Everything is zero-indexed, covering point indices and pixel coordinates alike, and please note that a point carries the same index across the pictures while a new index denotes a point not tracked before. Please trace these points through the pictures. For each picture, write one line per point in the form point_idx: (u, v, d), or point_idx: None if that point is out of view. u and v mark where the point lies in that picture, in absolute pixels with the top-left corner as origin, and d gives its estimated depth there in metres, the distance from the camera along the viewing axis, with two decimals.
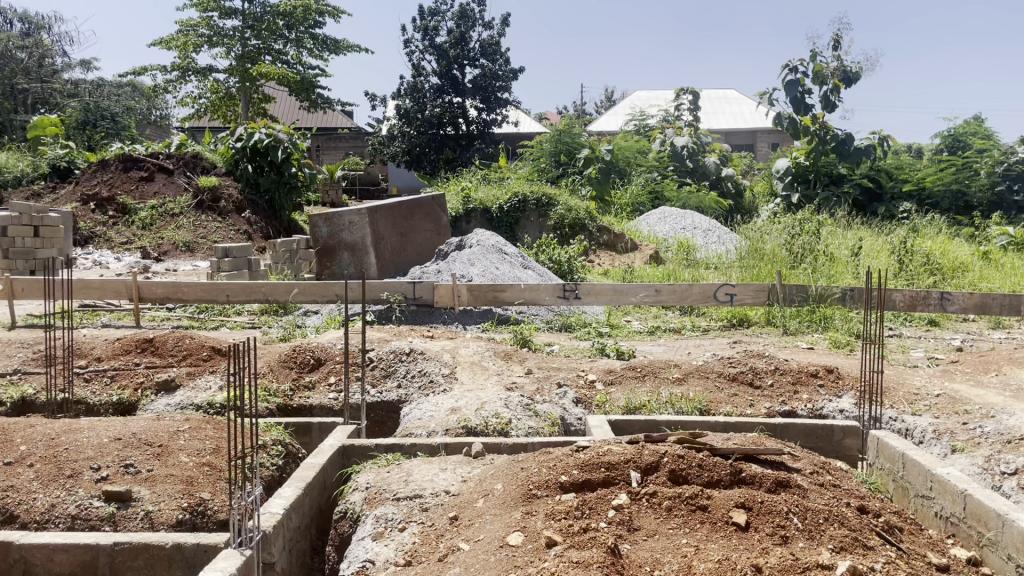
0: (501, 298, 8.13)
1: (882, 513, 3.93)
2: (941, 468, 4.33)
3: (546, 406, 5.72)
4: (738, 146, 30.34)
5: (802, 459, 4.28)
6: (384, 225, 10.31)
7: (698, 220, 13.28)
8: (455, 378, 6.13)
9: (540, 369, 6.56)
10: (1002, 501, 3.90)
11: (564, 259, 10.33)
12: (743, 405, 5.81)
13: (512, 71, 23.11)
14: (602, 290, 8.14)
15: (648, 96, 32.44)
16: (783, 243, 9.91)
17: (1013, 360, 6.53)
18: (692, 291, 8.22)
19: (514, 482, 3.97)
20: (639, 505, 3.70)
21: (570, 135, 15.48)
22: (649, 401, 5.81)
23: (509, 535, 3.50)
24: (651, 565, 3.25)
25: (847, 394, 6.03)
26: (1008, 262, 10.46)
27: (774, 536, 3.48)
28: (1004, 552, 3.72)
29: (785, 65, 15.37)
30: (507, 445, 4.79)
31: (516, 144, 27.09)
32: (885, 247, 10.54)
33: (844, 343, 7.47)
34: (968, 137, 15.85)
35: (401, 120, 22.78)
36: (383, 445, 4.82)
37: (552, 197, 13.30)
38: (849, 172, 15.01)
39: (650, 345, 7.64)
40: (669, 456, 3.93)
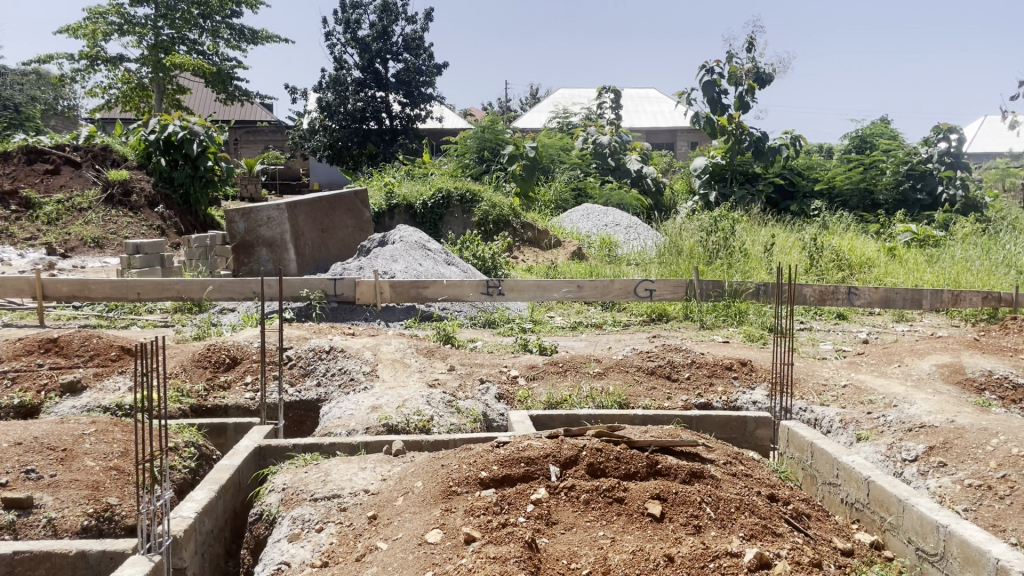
0: (424, 294, 8.09)
1: (791, 501, 4.08)
2: (847, 456, 4.51)
3: (469, 401, 5.71)
4: (659, 144, 30.86)
5: (716, 450, 4.39)
6: (304, 221, 10.11)
7: (620, 217, 13.47)
8: (376, 376, 6.06)
9: (462, 365, 6.54)
10: (903, 487, 4.08)
11: (487, 255, 10.35)
12: (661, 398, 5.94)
13: (435, 67, 22.97)
14: (525, 286, 8.14)
15: (571, 94, 32.76)
16: (700, 240, 10.15)
17: (914, 352, 6.85)
18: (613, 286, 8.34)
19: (434, 479, 3.96)
20: (557, 499, 3.74)
21: (493, 131, 15.42)
22: (570, 395, 5.87)
23: (427, 533, 3.48)
24: (568, 558, 3.29)
25: (760, 386, 6.21)
26: (911, 257, 10.91)
27: (687, 526, 3.56)
28: (904, 536, 3.90)
29: (702, 65, 15.69)
30: (429, 442, 4.77)
31: (440, 139, 26.98)
32: (797, 245, 10.87)
33: (757, 337, 7.71)
34: (874, 138, 16.45)
35: (322, 113, 22.41)
36: (301, 445, 4.73)
37: (475, 193, 13.30)
38: (764, 171, 15.50)
39: (571, 340, 7.74)
40: (588, 449, 3.99)
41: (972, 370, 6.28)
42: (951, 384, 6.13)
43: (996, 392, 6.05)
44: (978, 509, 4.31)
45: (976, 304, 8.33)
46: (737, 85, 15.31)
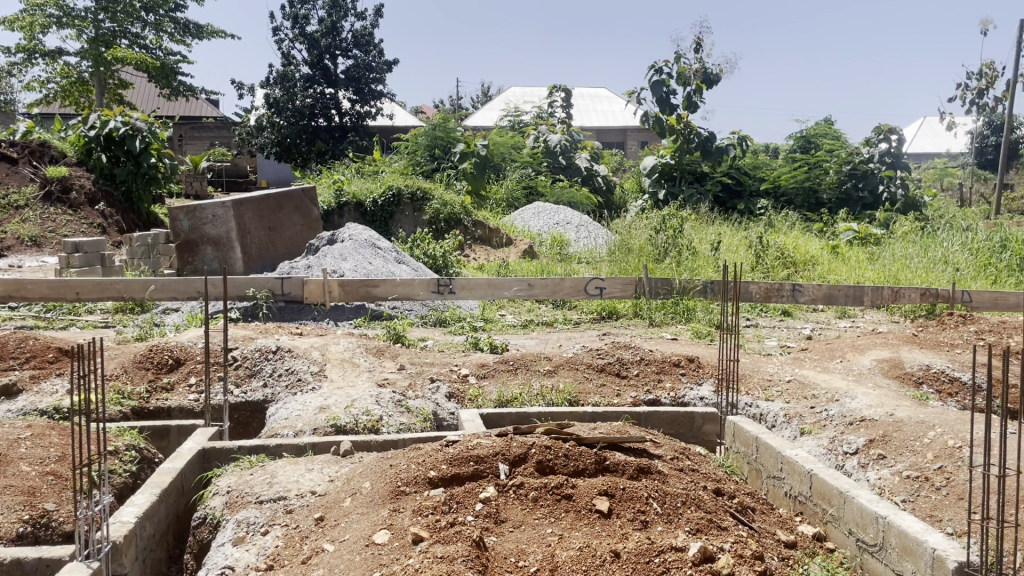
0: (374, 293, 8.00)
1: (735, 495, 4.15)
2: (790, 450, 4.60)
3: (419, 401, 5.67)
4: (609, 143, 31.14)
5: (663, 446, 4.45)
6: (251, 218, 9.95)
7: (570, 215, 13.54)
8: (324, 377, 5.98)
9: (412, 365, 6.50)
10: (843, 480, 4.18)
11: (438, 253, 10.32)
12: (610, 395, 5.99)
13: (386, 63, 22.78)
14: (476, 285, 8.12)
15: (522, 92, 32.84)
16: (649, 238, 10.27)
17: (855, 347, 7.03)
18: (564, 284, 8.37)
19: (382, 479, 3.93)
20: (506, 496, 3.74)
21: (444, 129, 15.36)
22: (520, 394, 5.88)
23: (375, 534, 3.45)
24: (515, 557, 3.29)
25: (706, 381, 6.30)
26: (854, 255, 11.18)
27: (634, 522, 3.60)
28: (845, 527, 4.00)
29: (651, 65, 15.83)
30: (378, 442, 4.73)
31: (390, 137, 26.80)
32: (743, 242, 11.06)
33: (705, 334, 7.84)
34: (818, 138, 16.80)
35: (270, 109, 22.10)
36: (246, 447, 4.65)
37: (426, 191, 13.23)
38: (712, 170, 15.73)
39: (522, 339, 7.74)
40: (537, 446, 4.00)
41: (910, 364, 6.47)
42: (891, 378, 6.29)
43: (933, 385, 6.23)
44: (916, 500, 4.44)
45: (915, 301, 8.57)
46: (685, 85, 15.51)
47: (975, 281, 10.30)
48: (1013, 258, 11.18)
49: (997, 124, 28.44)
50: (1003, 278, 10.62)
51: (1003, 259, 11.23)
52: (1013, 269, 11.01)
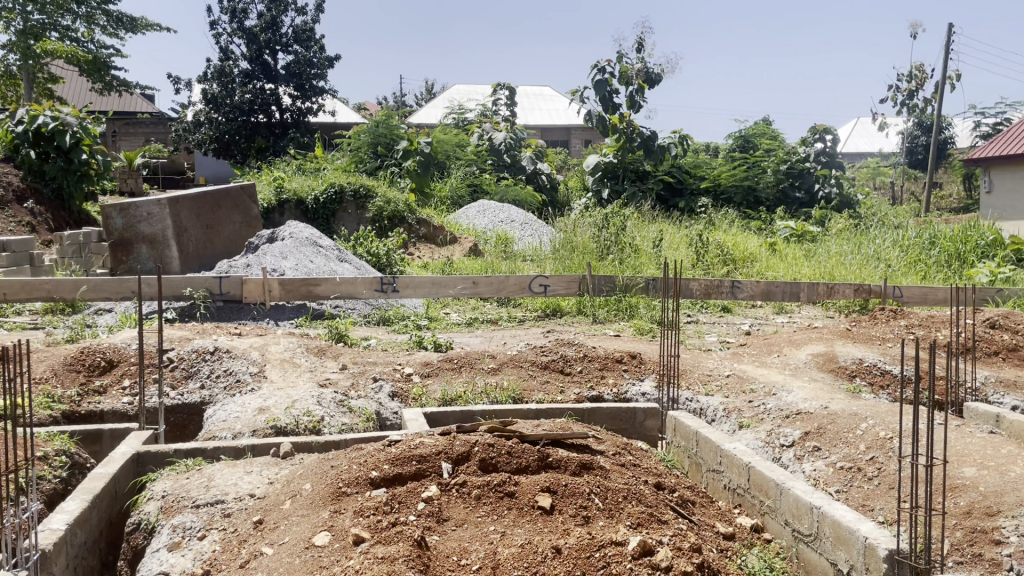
0: (316, 292, 7.89)
1: (676, 489, 4.22)
2: (729, 444, 4.68)
3: (361, 401, 5.62)
4: (553, 142, 31.30)
5: (605, 442, 4.50)
6: (187, 215, 9.74)
7: (514, 213, 13.56)
8: (264, 377, 5.87)
9: (355, 364, 6.43)
10: (779, 471, 4.28)
11: (381, 252, 10.24)
12: (554, 392, 6.02)
13: (327, 59, 22.48)
14: (420, 283, 8.06)
15: (467, 90, 32.80)
16: (593, 235, 10.35)
17: (792, 342, 7.21)
18: (508, 282, 8.36)
19: (324, 481, 3.88)
20: (448, 495, 3.73)
21: (387, 126, 15.21)
22: (464, 392, 5.87)
23: (315, 535, 3.41)
24: (458, 555, 3.28)
25: (648, 377, 6.38)
26: (790, 252, 11.44)
27: (576, 517, 3.62)
28: (781, 518, 4.09)
29: (593, 64, 15.93)
30: (319, 443, 4.67)
31: (332, 134, 26.47)
32: (684, 239, 11.23)
33: (647, 330, 7.94)
34: (757, 138, 17.16)
35: (207, 105, 21.66)
36: (182, 450, 4.54)
37: (369, 188, 13.09)
38: (654, 168, 15.91)
39: (467, 337, 7.72)
40: (479, 445, 4.00)
41: (844, 358, 6.64)
42: (825, 372, 6.46)
43: (866, 378, 6.42)
44: (849, 490, 4.58)
45: (850, 296, 8.78)
46: (627, 85, 15.65)
47: (906, 276, 10.65)
48: (941, 254, 11.58)
49: (926, 124, 29.48)
50: (932, 274, 10.98)
51: (932, 255, 11.62)
52: (941, 265, 11.41)
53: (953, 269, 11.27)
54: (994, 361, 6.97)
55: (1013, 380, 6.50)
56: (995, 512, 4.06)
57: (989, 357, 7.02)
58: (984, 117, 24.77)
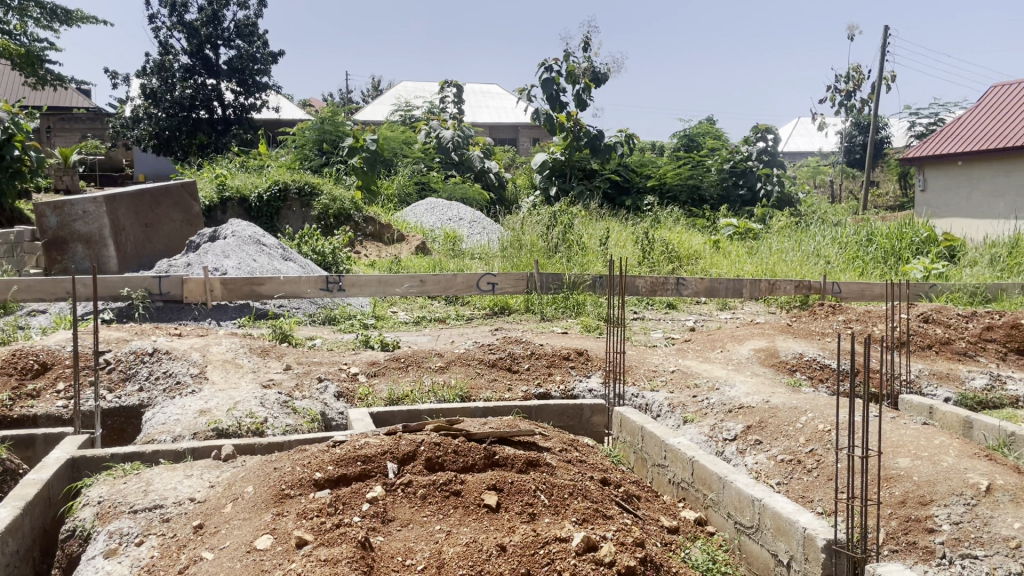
0: (259, 291, 7.77)
1: (621, 484, 4.26)
2: (673, 438, 4.75)
3: (305, 401, 5.54)
4: (501, 139, 31.33)
5: (552, 439, 4.53)
6: (125, 213, 9.48)
7: (462, 211, 13.52)
8: (205, 378, 5.75)
9: (299, 364, 6.33)
10: (722, 465, 4.35)
11: (327, 250, 10.12)
12: (501, 390, 6.02)
13: (271, 54, 22.13)
14: (366, 281, 7.99)
15: (414, 87, 32.66)
16: (541, 233, 10.39)
17: (735, 337, 7.34)
18: (455, 280, 8.35)
19: (266, 484, 3.82)
20: (393, 495, 3.70)
21: (333, 122, 15.08)
22: (411, 391, 5.82)
23: (257, 539, 3.36)
24: (403, 555, 3.26)
25: (595, 374, 6.43)
26: (734, 249, 11.66)
27: (522, 515, 3.63)
28: (724, 510, 4.16)
29: (541, 62, 15.97)
30: (262, 445, 4.61)
31: (276, 130, 26.07)
32: (630, 237, 11.35)
33: (594, 327, 8.00)
34: (701, 137, 17.47)
35: (147, 100, 21.14)
36: (119, 454, 4.43)
37: (314, 185, 12.92)
38: (601, 167, 16.04)
39: (414, 336, 7.66)
40: (425, 444, 3.98)
41: (785, 353, 6.78)
42: (766, 367, 6.59)
43: (806, 372, 6.56)
44: (789, 482, 4.67)
45: (790, 292, 8.99)
46: (574, 84, 15.73)
47: (844, 272, 10.92)
48: (877, 250, 11.90)
49: (863, 124, 30.30)
50: (869, 270, 11.28)
51: (870, 251, 11.94)
52: (878, 261, 11.72)
53: (889, 265, 11.59)
54: (928, 354, 7.19)
55: (945, 373, 6.71)
56: (928, 501, 4.19)
57: (923, 351, 7.24)
58: (918, 117, 25.54)
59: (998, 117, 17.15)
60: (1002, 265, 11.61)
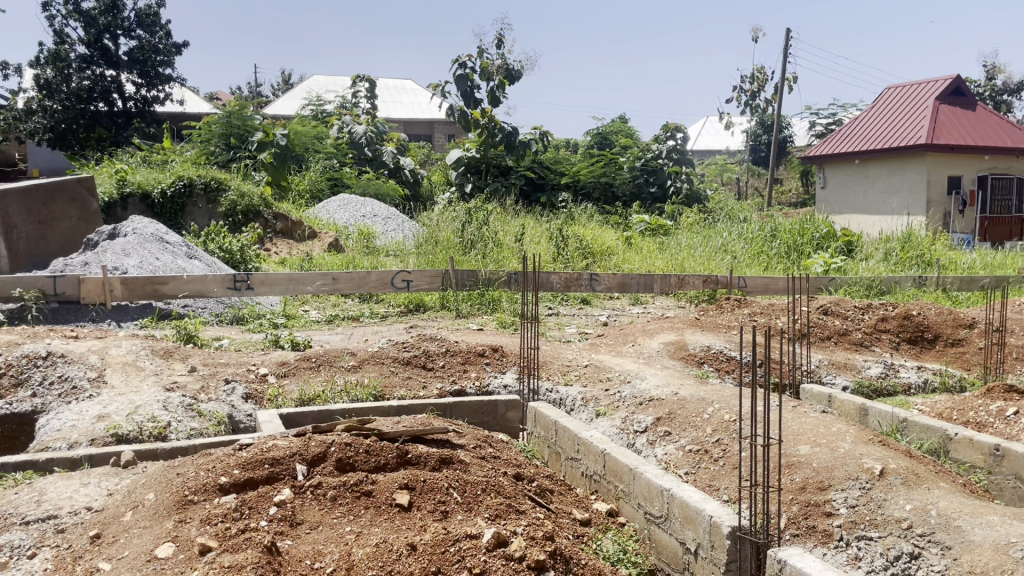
0: (162, 291, 7.50)
1: (534, 479, 4.29)
2: (586, 432, 4.81)
3: (211, 404, 5.37)
4: (416, 136, 31.11)
5: (466, 436, 4.53)
6: (16, 210, 9.04)
7: (377, 207, 13.36)
8: (104, 382, 5.51)
9: (205, 366, 6.12)
10: (633, 456, 4.43)
11: (235, 248, 9.85)
12: (416, 388, 5.98)
13: (174, 46, 21.38)
14: (276, 280, 7.80)
15: (326, 81, 32.12)
16: (457, 231, 10.38)
17: (646, 332, 7.50)
18: (369, 278, 8.24)
19: (168, 490, 3.69)
20: (302, 498, 3.62)
21: (241, 117, 14.64)
22: (323, 391, 5.72)
23: (158, 547, 3.24)
24: (311, 559, 3.20)
25: (510, 370, 6.46)
26: (645, 245, 11.91)
27: (434, 513, 3.61)
28: (634, 501, 4.24)
29: (454, 58, 15.90)
30: (165, 450, 4.46)
31: (180, 124, 25.21)
32: (544, 233, 11.44)
33: (509, 323, 8.04)
34: (613, 136, 17.84)
35: (40, 92, 20.09)
36: (11, 463, 4.22)
37: (221, 181, 12.54)
38: (515, 164, 16.10)
39: (327, 335, 7.53)
40: (336, 445, 3.92)
41: (693, 346, 6.96)
42: (676, 360, 6.74)
43: (713, 364, 6.76)
44: (697, 472, 4.79)
45: (699, 287, 9.21)
46: (488, 80, 15.72)
47: (749, 267, 11.28)
48: (780, 246, 12.34)
49: (767, 124, 31.35)
50: (773, 265, 11.69)
51: (774, 247, 12.36)
52: (781, 257, 12.17)
53: (792, 260, 12.05)
54: (827, 345, 7.49)
55: (843, 363, 7.01)
56: (827, 486, 4.37)
57: (823, 342, 7.54)
58: (818, 117, 26.53)
59: (892, 118, 18.00)
60: (895, 260, 12.22)
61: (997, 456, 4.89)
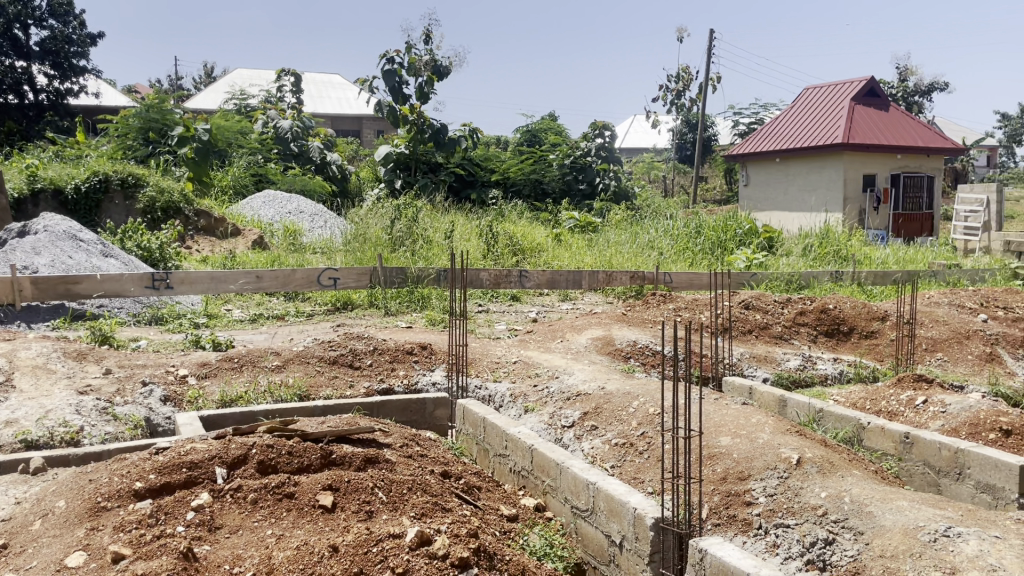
0: (75, 291, 7.22)
1: (461, 476, 4.29)
2: (513, 428, 4.82)
3: (127, 407, 5.21)
4: (344, 131, 30.69)
5: (393, 434, 4.50)
6: None
7: (303, 204, 13.12)
8: (11, 387, 5.27)
9: (120, 368, 5.92)
10: (560, 451, 4.46)
11: (153, 246, 9.56)
12: (343, 387, 5.90)
13: (89, 37, 20.63)
14: (197, 278, 7.61)
15: (249, 75, 31.43)
16: (385, 228, 10.30)
17: (574, 327, 7.58)
18: (295, 275, 8.10)
19: (80, 496, 3.55)
20: (221, 502, 3.54)
21: (160, 111, 14.16)
22: (246, 391, 5.60)
23: (68, 556, 3.11)
24: (230, 563, 3.12)
25: (438, 367, 6.43)
26: (574, 242, 12.02)
27: (358, 513, 3.57)
28: (561, 496, 4.27)
29: (382, 53, 15.72)
30: (77, 456, 4.29)
31: (94, 117, 24.31)
32: (474, 230, 11.43)
33: (438, 321, 8.02)
34: (542, 133, 17.95)
35: None
36: None
37: (139, 177, 12.16)
38: (445, 160, 16.04)
39: (251, 334, 7.38)
40: (257, 447, 3.84)
41: (620, 341, 7.06)
42: (603, 355, 6.83)
43: (639, 359, 6.86)
44: (623, 465, 4.86)
45: (626, 283, 9.33)
46: (416, 76, 15.60)
47: (675, 263, 11.49)
48: (705, 242, 12.60)
49: (693, 123, 31.99)
50: (698, 261, 11.93)
51: (698, 243, 12.63)
52: (706, 252, 12.43)
53: (715, 256, 12.33)
54: (748, 338, 7.70)
55: (764, 356, 7.22)
56: (747, 476, 4.49)
57: (744, 335, 7.74)
58: (741, 117, 27.21)
59: (812, 117, 18.58)
60: (813, 256, 12.63)
61: (907, 443, 5.10)
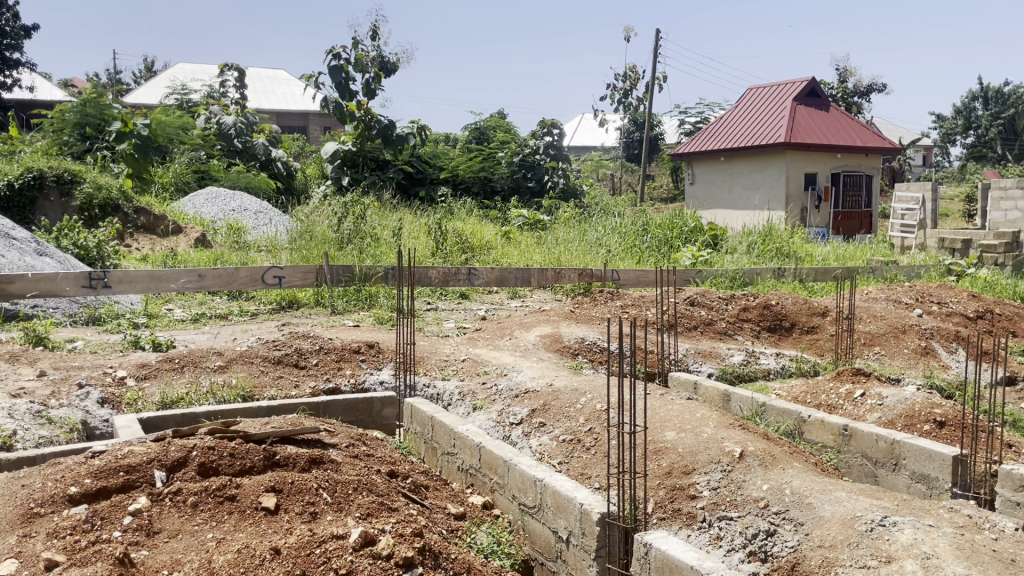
0: (7, 291, 6.97)
1: (409, 475, 4.27)
2: (461, 426, 4.81)
3: (62, 410, 5.06)
4: (290, 127, 30.27)
5: (339, 435, 4.45)
6: None
7: (247, 202, 12.85)
8: None
9: (55, 370, 5.74)
10: (507, 449, 4.46)
11: (90, 244, 9.29)
12: (288, 387, 5.82)
13: (23, 29, 19.99)
14: (136, 277, 7.44)
15: (192, 70, 30.80)
16: (332, 226, 10.18)
17: (522, 325, 7.59)
18: (239, 274, 7.96)
19: (11, 503, 3.44)
20: (160, 506, 3.46)
21: (97, 106, 13.79)
22: (187, 393, 5.48)
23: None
24: (168, 568, 3.06)
25: (386, 366, 6.38)
26: (523, 240, 12.03)
27: (302, 515, 3.52)
28: (509, 493, 4.28)
29: (328, 49, 15.53)
30: (9, 460, 4.15)
31: (29, 111, 23.56)
32: (422, 228, 11.36)
33: (387, 319, 7.96)
34: (491, 131, 17.93)
35: None
36: None
37: (76, 173, 11.80)
38: (394, 158, 15.92)
39: (193, 334, 7.23)
40: (198, 449, 3.77)
41: (568, 338, 7.09)
42: (552, 352, 6.86)
43: (586, 355, 6.91)
44: (570, 461, 4.88)
45: (575, 280, 9.38)
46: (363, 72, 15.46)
47: (623, 260, 11.60)
48: (652, 240, 12.74)
49: (641, 121, 32.31)
50: (645, 258, 12.05)
51: (646, 240, 12.75)
52: (653, 250, 12.55)
53: (662, 253, 12.47)
54: (694, 334, 7.82)
55: (708, 352, 7.33)
56: (691, 471, 4.56)
57: (690, 332, 7.85)
58: (687, 116, 27.57)
59: (755, 117, 18.91)
60: (757, 252, 12.86)
61: (846, 435, 5.23)
